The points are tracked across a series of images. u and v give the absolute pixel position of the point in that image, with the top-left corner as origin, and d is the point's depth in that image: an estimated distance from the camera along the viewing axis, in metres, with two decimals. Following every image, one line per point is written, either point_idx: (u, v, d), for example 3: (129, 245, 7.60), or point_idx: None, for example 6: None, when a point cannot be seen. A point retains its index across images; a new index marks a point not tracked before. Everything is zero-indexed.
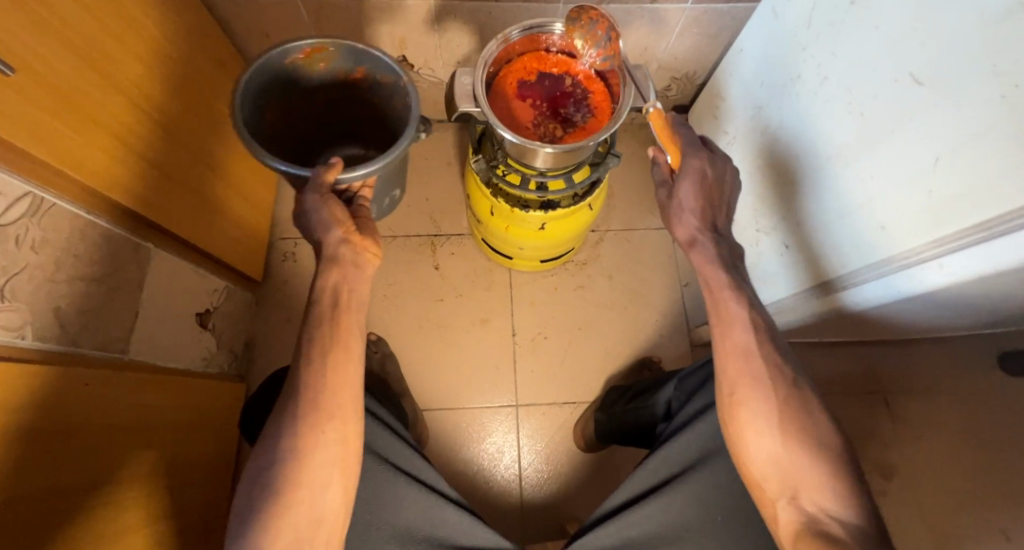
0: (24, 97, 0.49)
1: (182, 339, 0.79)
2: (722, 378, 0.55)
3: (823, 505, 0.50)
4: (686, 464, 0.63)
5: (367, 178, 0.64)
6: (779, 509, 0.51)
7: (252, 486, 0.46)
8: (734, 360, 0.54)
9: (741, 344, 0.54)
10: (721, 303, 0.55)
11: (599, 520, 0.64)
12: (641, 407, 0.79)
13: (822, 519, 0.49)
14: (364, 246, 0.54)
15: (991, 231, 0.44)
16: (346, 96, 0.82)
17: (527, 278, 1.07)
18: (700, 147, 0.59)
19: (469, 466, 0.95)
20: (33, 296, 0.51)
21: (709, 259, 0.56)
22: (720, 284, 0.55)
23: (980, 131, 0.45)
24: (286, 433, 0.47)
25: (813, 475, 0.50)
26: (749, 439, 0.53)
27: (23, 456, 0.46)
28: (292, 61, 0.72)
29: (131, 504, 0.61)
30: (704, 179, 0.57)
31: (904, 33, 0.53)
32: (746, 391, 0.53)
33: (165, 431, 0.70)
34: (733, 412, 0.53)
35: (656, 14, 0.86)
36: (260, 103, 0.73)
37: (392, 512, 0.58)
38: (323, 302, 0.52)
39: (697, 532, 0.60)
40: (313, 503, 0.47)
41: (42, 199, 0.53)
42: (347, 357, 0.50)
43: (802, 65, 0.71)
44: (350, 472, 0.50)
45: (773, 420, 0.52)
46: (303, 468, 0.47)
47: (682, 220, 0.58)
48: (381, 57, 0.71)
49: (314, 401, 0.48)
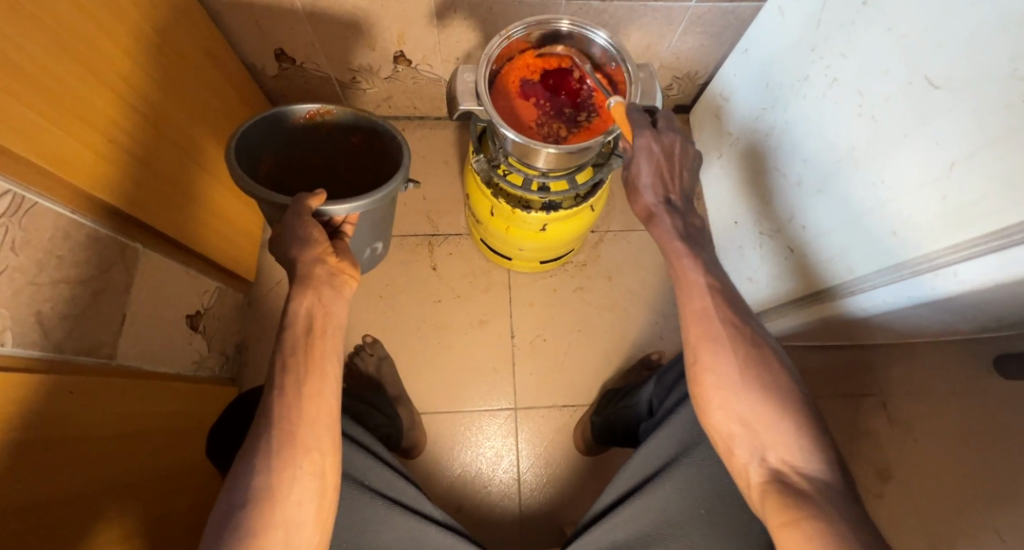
0: (6, 91, 0.46)
1: (172, 343, 0.77)
2: (685, 347, 0.51)
3: (788, 458, 0.46)
4: (670, 458, 0.61)
5: (351, 212, 0.66)
6: (749, 470, 0.47)
7: (216, 534, 0.40)
8: (696, 325, 0.51)
9: (703, 307, 0.51)
10: (679, 268, 0.53)
11: (588, 524, 0.62)
12: (624, 408, 0.80)
13: (789, 475, 0.45)
14: (341, 267, 0.53)
15: (1010, 238, 0.44)
16: (343, 163, 0.85)
17: (526, 279, 1.05)
18: (647, 126, 0.58)
19: (466, 470, 0.94)
20: (13, 300, 0.48)
21: (669, 230, 0.55)
22: (676, 251, 0.53)
23: (996, 136, 0.44)
24: (259, 470, 0.43)
25: (784, 436, 0.46)
26: (714, 403, 0.49)
27: (10, 469, 0.44)
28: (297, 120, 0.77)
29: (121, 513, 0.59)
30: (655, 156, 0.57)
31: (919, 34, 0.52)
32: (705, 351, 0.50)
33: (155, 438, 0.67)
34: (699, 378, 0.50)
35: (661, 11, 0.84)
36: (256, 145, 0.75)
37: (372, 538, 0.55)
38: (296, 326, 0.48)
39: (683, 530, 0.58)
40: (289, 543, 0.43)
41: (23, 197, 0.50)
42: (322, 382, 0.47)
43: (810, 67, 0.70)
44: (326, 506, 0.46)
45: (735, 378, 0.48)
46: (278, 507, 0.42)
47: (639, 197, 0.58)
48: (380, 123, 0.76)
49: (289, 431, 0.44)
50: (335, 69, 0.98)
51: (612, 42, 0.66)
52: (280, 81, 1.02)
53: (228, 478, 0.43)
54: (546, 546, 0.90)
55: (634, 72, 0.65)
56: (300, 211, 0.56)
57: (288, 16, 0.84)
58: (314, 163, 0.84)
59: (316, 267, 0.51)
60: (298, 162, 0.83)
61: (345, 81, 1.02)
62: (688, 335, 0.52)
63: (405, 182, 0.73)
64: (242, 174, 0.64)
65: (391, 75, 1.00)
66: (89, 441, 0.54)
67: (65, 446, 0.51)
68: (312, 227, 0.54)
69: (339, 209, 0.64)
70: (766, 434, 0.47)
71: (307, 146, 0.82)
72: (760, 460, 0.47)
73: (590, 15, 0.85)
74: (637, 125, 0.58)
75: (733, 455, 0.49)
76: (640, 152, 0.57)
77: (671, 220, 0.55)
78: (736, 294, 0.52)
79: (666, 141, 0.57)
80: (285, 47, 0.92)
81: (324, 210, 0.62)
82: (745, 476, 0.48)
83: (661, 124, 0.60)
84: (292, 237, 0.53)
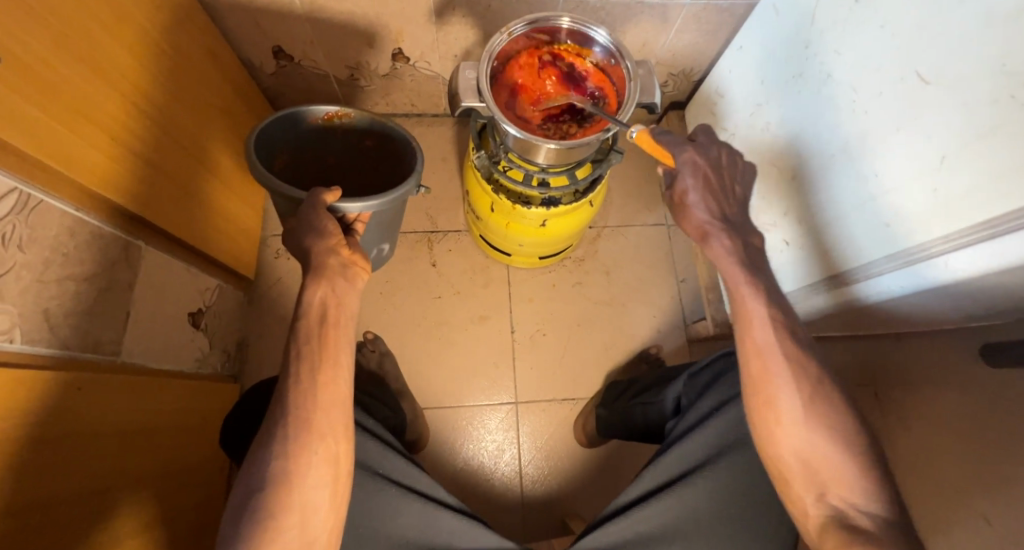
0: (13, 90, 0.46)
1: (175, 341, 0.77)
2: (747, 379, 0.53)
3: (849, 499, 0.48)
4: (703, 458, 0.59)
5: (364, 210, 0.67)
6: (807, 504, 0.50)
7: (238, 512, 0.43)
8: (755, 360, 0.52)
9: (766, 341, 0.51)
10: (739, 297, 0.53)
11: (608, 516, 0.59)
12: (649, 405, 0.74)
13: (850, 513, 0.48)
14: (354, 260, 0.54)
15: (999, 228, 0.45)
16: (355, 165, 0.87)
17: (525, 274, 1.06)
18: (685, 141, 0.56)
19: (468, 463, 0.95)
20: (22, 298, 0.49)
21: (726, 252, 0.53)
22: (736, 277, 0.52)
23: (986, 130, 0.45)
24: (276, 455, 0.44)
25: (840, 470, 0.49)
26: (778, 438, 0.51)
27: (22, 466, 0.44)
28: (315, 120, 0.77)
29: (130, 509, 0.60)
30: (700, 169, 0.54)
31: (911, 32, 0.54)
32: (767, 389, 0.51)
33: (162, 436, 0.67)
34: (762, 413, 0.52)
35: (657, 8, 0.85)
36: (274, 143, 0.76)
37: (388, 525, 0.56)
38: (310, 317, 0.49)
39: (711, 527, 0.57)
40: (305, 525, 0.45)
41: (29, 194, 0.50)
42: (336, 371, 0.48)
43: (805, 63, 0.71)
44: (341, 491, 0.48)
45: (799, 417, 0.50)
46: (294, 492, 0.44)
47: (689, 216, 0.55)
48: (397, 128, 0.77)
49: (305, 419, 0.46)
50: (333, 66, 0.98)
51: (612, 41, 0.68)
52: (277, 79, 1.01)
53: (244, 464, 0.45)
54: (548, 535, 0.91)
55: (634, 69, 0.67)
56: (316, 206, 0.56)
57: (286, 13, 0.84)
58: (327, 163, 0.86)
59: (330, 258, 0.52)
60: (312, 161, 0.85)
61: (343, 78, 1.02)
62: (748, 368, 0.53)
63: (416, 188, 0.74)
64: (263, 168, 0.66)
65: (389, 72, 1.00)
66: (97, 440, 0.54)
67: (73, 444, 0.51)
68: (326, 220, 0.54)
69: (353, 207, 0.65)
70: (825, 472, 0.49)
71: (322, 146, 0.83)
72: (819, 494, 0.50)
73: (587, 13, 0.86)
74: (670, 145, 0.57)
75: (789, 486, 0.51)
76: (684, 166, 0.55)
77: (730, 241, 0.53)
78: (798, 321, 0.53)
79: (709, 154, 0.55)
80: (283, 45, 0.92)
81: (337, 206, 0.63)
82: (801, 508, 0.51)
83: (701, 137, 0.58)
84: (307, 228, 0.54)
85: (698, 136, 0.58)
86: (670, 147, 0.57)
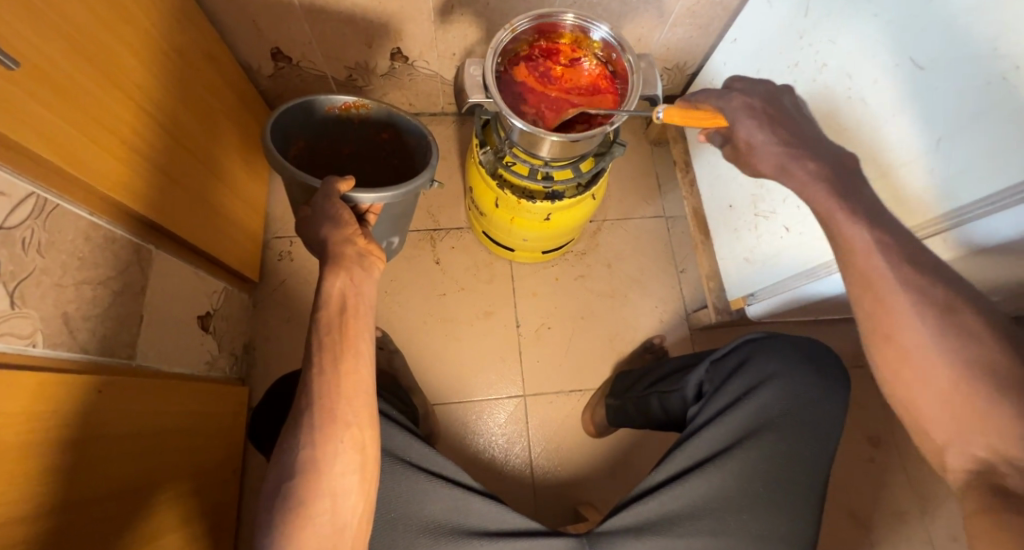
0: (32, 96, 0.47)
1: (186, 344, 0.77)
2: (861, 314, 0.46)
3: (998, 446, 0.39)
4: (731, 442, 0.61)
5: (377, 202, 0.69)
6: (945, 455, 0.42)
7: (273, 502, 0.46)
8: (866, 291, 0.45)
9: (874, 268, 0.44)
10: (833, 226, 0.47)
11: (638, 496, 0.60)
12: (665, 395, 0.74)
13: (997, 465, 0.39)
14: (370, 250, 0.56)
15: (995, 205, 0.48)
16: (369, 156, 0.88)
17: (527, 269, 1.07)
18: (727, 92, 0.57)
19: (480, 457, 0.96)
20: (43, 302, 0.49)
21: (810, 177, 0.49)
22: (829, 207, 0.47)
23: (982, 110, 0.48)
24: (305, 443, 0.46)
25: (1000, 419, 0.39)
26: (902, 379, 0.44)
27: (53, 469, 0.45)
28: (333, 109, 0.78)
29: (162, 508, 0.61)
30: (758, 111, 0.54)
31: (904, 19, 0.55)
32: (885, 324, 0.44)
33: (182, 438, 0.68)
34: (882, 348, 0.45)
35: (652, 3, 0.87)
36: (291, 128, 0.77)
37: (418, 509, 0.57)
38: (330, 307, 0.51)
39: (737, 508, 0.58)
40: (336, 513, 0.47)
41: (46, 199, 0.51)
42: (357, 360, 0.50)
43: (799, 54, 0.73)
44: (368, 478, 0.50)
45: (923, 349, 0.42)
46: (324, 479, 0.46)
47: (757, 158, 0.53)
48: (412, 120, 0.78)
49: (329, 408, 0.48)
50: (332, 66, 0.98)
51: (613, 34, 0.69)
52: (276, 81, 1.02)
53: (275, 454, 0.47)
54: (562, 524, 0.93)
55: (636, 62, 0.68)
56: (330, 195, 0.60)
57: (286, 15, 0.84)
58: (342, 152, 0.87)
59: (347, 248, 0.55)
60: (327, 149, 0.86)
61: (342, 79, 1.02)
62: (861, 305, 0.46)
63: (431, 180, 0.75)
64: (278, 152, 0.67)
65: (388, 72, 1.01)
66: (121, 439, 0.54)
67: (103, 443, 0.51)
68: (341, 209, 0.58)
69: (366, 198, 0.67)
70: None
71: (337, 135, 0.84)
72: (957, 443, 0.41)
73: (585, 9, 0.87)
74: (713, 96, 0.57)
75: (925, 432, 0.43)
76: (737, 112, 0.54)
77: (814, 165, 0.50)
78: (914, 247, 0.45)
79: (756, 95, 0.55)
80: (282, 47, 0.92)
81: (352, 196, 0.66)
82: (942, 461, 0.43)
83: (738, 85, 0.58)
84: (324, 219, 0.57)
85: (738, 85, 0.58)
86: (713, 100, 0.57)
